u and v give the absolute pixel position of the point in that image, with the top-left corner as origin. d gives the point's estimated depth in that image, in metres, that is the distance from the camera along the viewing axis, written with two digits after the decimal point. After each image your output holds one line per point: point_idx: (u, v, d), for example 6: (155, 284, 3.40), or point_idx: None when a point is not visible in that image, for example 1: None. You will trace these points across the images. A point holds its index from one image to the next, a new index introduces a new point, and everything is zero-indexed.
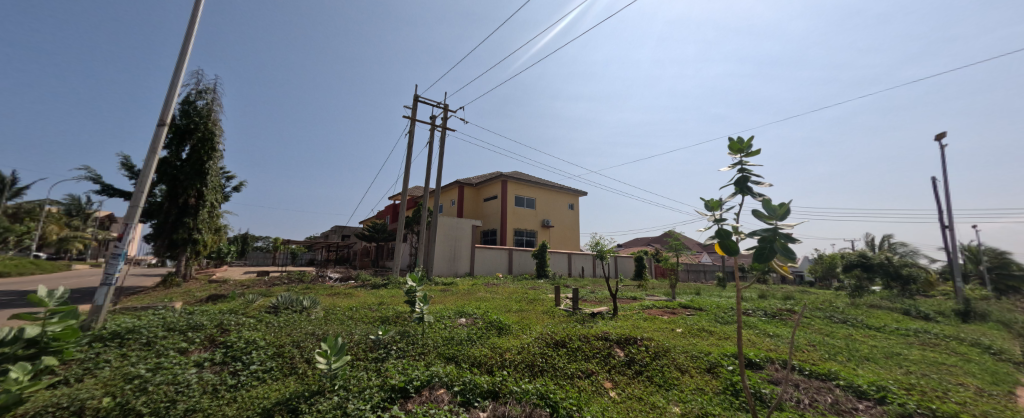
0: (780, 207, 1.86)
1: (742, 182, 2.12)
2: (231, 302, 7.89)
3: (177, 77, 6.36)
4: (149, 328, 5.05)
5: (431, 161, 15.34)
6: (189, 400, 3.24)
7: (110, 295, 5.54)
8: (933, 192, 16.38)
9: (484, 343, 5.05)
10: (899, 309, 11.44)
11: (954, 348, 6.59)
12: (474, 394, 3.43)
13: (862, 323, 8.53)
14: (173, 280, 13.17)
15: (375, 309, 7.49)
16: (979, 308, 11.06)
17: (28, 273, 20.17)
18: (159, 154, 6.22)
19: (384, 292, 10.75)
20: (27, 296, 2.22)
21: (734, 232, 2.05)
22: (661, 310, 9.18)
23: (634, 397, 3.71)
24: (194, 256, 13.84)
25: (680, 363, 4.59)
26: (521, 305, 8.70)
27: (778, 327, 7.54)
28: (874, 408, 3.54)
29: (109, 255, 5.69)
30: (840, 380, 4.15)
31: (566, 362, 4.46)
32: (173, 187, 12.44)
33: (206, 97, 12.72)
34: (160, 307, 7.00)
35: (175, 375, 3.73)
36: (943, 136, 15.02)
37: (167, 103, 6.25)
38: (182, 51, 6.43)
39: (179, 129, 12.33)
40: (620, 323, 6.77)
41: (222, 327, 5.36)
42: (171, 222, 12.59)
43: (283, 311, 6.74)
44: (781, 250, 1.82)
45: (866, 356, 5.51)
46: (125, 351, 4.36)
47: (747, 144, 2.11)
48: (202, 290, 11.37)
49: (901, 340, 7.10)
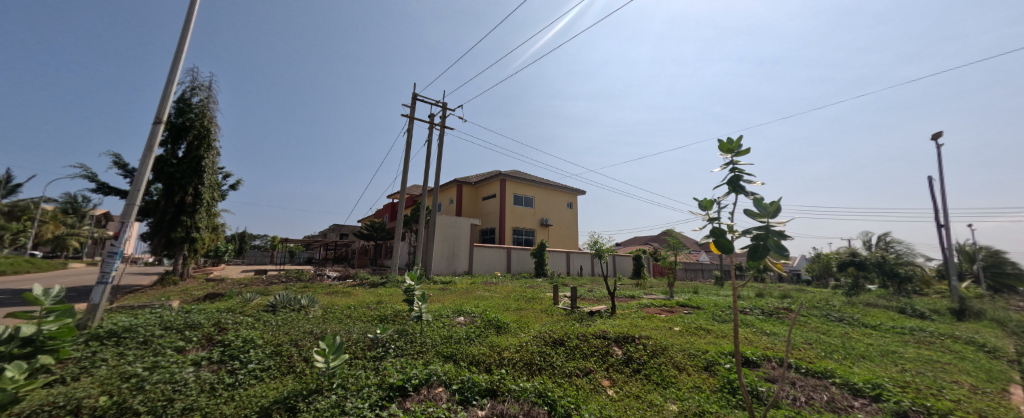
0: (771, 205, 1.87)
1: (734, 181, 2.13)
2: (228, 302, 7.83)
3: (172, 74, 6.32)
4: (145, 328, 5.02)
5: (430, 159, 15.43)
6: (186, 399, 3.23)
7: (106, 295, 5.47)
8: (930, 191, 16.43)
9: (482, 342, 5.05)
10: (895, 307, 11.51)
11: (949, 346, 6.65)
12: (473, 392, 3.44)
13: (858, 322, 8.59)
14: (171, 278, 13.13)
15: (373, 308, 7.46)
16: (974, 307, 11.13)
17: (23, 271, 20.05)
18: (155, 153, 6.18)
19: (382, 291, 10.73)
20: (22, 294, 2.20)
21: (728, 231, 2.06)
22: (659, 309, 9.20)
23: (632, 395, 3.73)
24: (192, 255, 13.75)
25: (678, 362, 4.60)
26: (520, 304, 8.70)
27: (776, 326, 7.57)
28: (869, 406, 3.57)
29: (105, 253, 5.63)
30: (837, 378, 4.18)
31: (565, 360, 4.47)
32: (169, 186, 12.38)
33: (201, 94, 12.62)
34: (156, 306, 6.94)
35: (172, 374, 3.72)
36: (939, 136, 15.10)
37: (164, 100, 6.23)
38: (177, 49, 6.38)
39: (174, 126, 12.23)
40: (618, 322, 6.77)
41: (218, 326, 5.33)
42: (167, 221, 12.52)
43: (281, 310, 6.71)
44: (775, 247, 1.82)
45: (862, 354, 5.55)
46: (122, 350, 4.35)
47: (737, 144, 2.12)
48: (200, 289, 11.30)
49: (897, 338, 7.15)
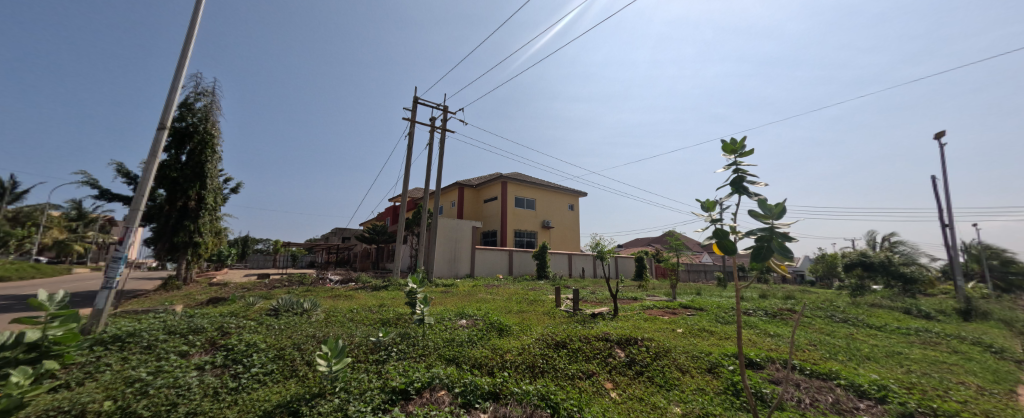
0: (776, 206, 1.87)
1: (738, 182, 2.13)
2: (231, 306, 7.87)
3: (177, 79, 6.38)
4: (149, 332, 5.06)
5: (431, 160, 15.45)
6: (190, 403, 3.25)
7: (111, 299, 5.48)
8: (934, 191, 16.23)
9: (484, 344, 5.05)
10: (900, 308, 11.43)
11: (955, 347, 6.57)
12: (475, 395, 3.43)
13: (862, 323, 8.51)
14: (173, 283, 13.17)
15: (375, 311, 7.49)
16: (981, 307, 11.03)
17: (28, 277, 20.19)
18: (159, 158, 6.22)
19: (385, 294, 10.78)
20: (28, 300, 2.19)
21: (732, 232, 2.06)
22: (662, 310, 9.23)
23: (635, 397, 3.72)
24: (194, 260, 13.79)
25: (681, 364, 4.58)
26: (522, 307, 8.72)
27: (779, 327, 7.52)
28: (875, 408, 3.54)
29: (110, 258, 5.62)
30: (842, 379, 4.15)
31: (567, 363, 4.46)
32: (173, 191, 12.43)
33: (204, 99, 12.69)
34: (160, 310, 6.99)
35: (176, 378, 3.73)
36: (942, 136, 14.94)
37: (168, 106, 6.28)
38: (183, 55, 6.45)
39: (177, 132, 12.32)
40: (621, 324, 6.80)
41: (223, 330, 5.37)
42: (171, 225, 12.59)
43: (283, 314, 6.75)
44: (779, 249, 1.82)
45: (868, 356, 5.51)
46: (126, 355, 4.36)
47: (740, 145, 2.12)
48: (203, 293, 11.38)
49: (903, 339, 7.08)
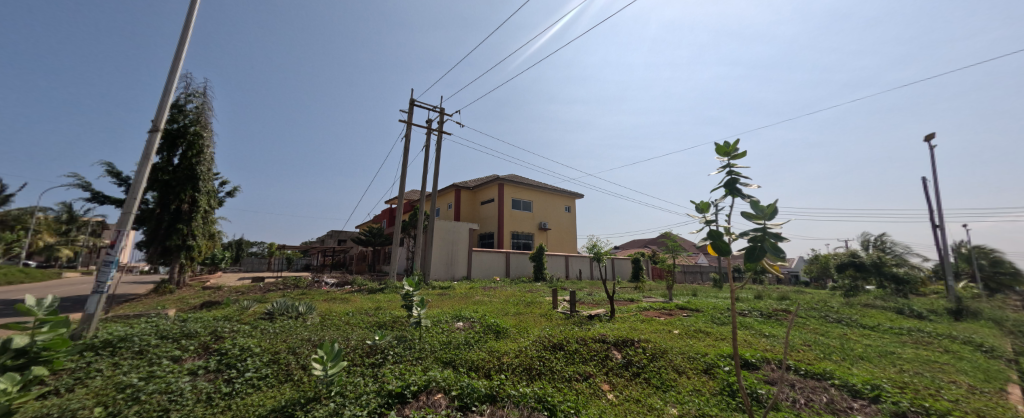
0: (767, 207, 1.88)
1: (731, 184, 2.14)
2: (225, 309, 7.81)
3: (170, 81, 6.33)
4: (140, 337, 4.99)
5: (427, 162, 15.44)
6: (182, 409, 3.21)
7: (101, 303, 5.41)
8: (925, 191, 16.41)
9: (481, 347, 5.04)
10: (892, 308, 11.54)
11: (946, 346, 6.66)
12: (472, 398, 3.40)
13: (856, 323, 8.59)
14: (166, 287, 13.02)
15: (370, 314, 7.43)
16: (971, 307, 11.17)
17: (16, 281, 19.86)
18: (152, 160, 6.16)
19: (380, 297, 10.69)
20: (15, 306, 2.15)
21: (725, 233, 2.06)
22: (659, 311, 9.26)
23: (631, 399, 3.73)
24: (188, 263, 13.69)
25: (677, 365, 4.59)
26: (519, 309, 8.72)
27: (774, 327, 7.59)
28: (869, 407, 3.57)
29: (101, 263, 5.54)
30: (836, 379, 4.19)
31: (564, 365, 4.46)
32: (165, 194, 12.30)
33: (196, 101, 12.58)
34: (152, 315, 6.90)
35: (169, 383, 3.68)
36: (932, 137, 15.10)
37: (161, 108, 6.22)
38: (176, 57, 6.40)
39: (170, 134, 12.21)
40: (617, 325, 6.83)
41: (216, 334, 5.30)
42: (163, 229, 12.46)
43: (278, 317, 6.68)
44: (771, 249, 1.84)
45: (861, 355, 5.58)
46: (117, 360, 4.30)
47: (734, 147, 2.13)
48: (196, 297, 11.25)
49: (895, 339, 7.15)
